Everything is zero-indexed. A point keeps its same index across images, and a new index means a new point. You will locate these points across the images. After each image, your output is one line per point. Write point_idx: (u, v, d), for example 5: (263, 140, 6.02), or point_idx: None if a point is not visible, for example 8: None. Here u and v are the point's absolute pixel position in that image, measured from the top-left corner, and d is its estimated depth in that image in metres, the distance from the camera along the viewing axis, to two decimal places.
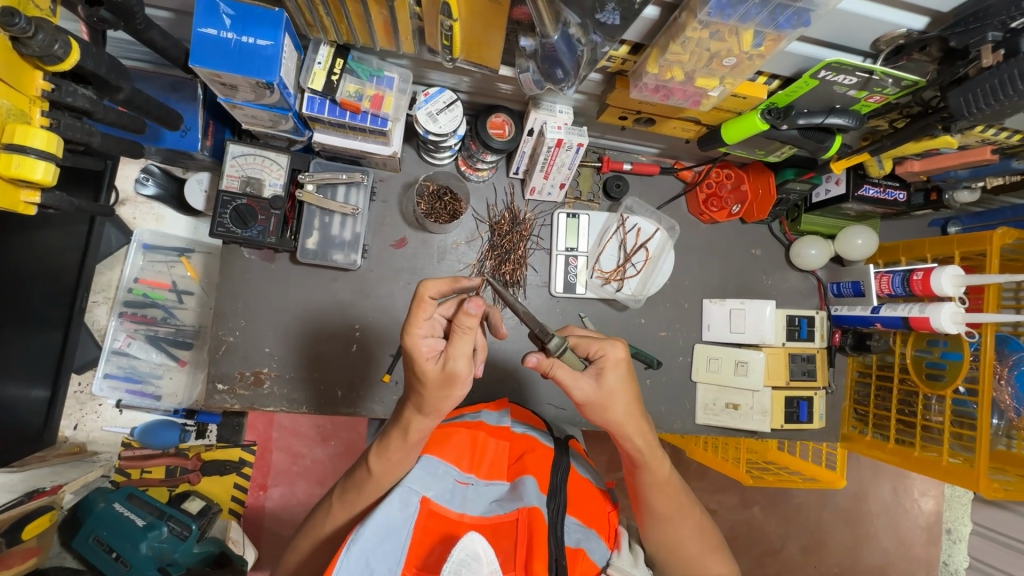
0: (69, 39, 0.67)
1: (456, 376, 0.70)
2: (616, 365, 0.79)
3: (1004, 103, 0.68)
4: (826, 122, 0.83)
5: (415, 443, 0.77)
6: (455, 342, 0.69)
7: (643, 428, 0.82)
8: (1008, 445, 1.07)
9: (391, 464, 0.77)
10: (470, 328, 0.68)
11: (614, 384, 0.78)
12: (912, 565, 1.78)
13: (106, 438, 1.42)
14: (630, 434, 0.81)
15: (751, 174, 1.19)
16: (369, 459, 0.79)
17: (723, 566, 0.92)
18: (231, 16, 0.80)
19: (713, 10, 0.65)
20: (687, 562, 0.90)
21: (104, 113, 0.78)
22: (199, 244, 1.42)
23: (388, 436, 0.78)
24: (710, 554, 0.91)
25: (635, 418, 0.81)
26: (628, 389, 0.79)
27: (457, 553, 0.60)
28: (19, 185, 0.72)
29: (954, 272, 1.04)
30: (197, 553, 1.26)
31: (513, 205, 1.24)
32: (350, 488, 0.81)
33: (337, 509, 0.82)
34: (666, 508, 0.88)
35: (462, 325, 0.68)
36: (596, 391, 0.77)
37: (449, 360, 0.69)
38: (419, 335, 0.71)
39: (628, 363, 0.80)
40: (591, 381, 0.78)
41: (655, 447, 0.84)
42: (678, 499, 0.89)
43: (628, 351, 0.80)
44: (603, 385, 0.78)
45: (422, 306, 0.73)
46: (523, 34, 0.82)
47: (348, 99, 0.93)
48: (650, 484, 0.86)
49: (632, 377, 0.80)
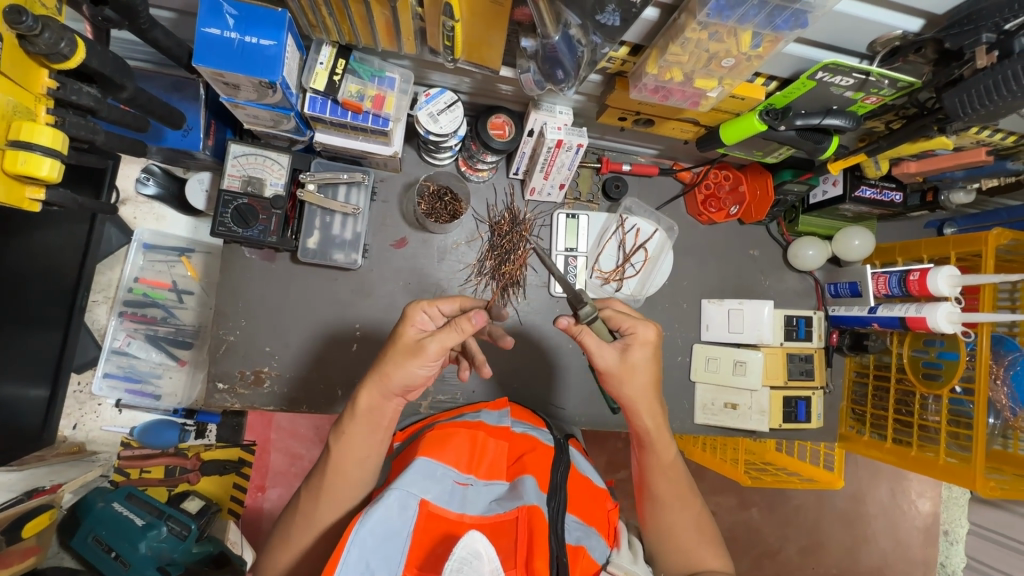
0: (76, 38, 0.68)
1: (422, 353, 0.74)
2: (642, 345, 0.82)
3: (998, 103, 0.70)
4: (822, 123, 0.85)
5: (370, 416, 0.78)
6: (445, 330, 0.75)
7: (656, 410, 0.86)
8: (1005, 445, 1.09)
9: (349, 441, 0.79)
10: (464, 329, 0.74)
11: (637, 360, 0.81)
12: (910, 567, 1.78)
13: (105, 438, 1.42)
14: (642, 414, 0.85)
15: (749, 175, 1.21)
16: (329, 445, 0.80)
17: (719, 561, 0.89)
18: (234, 16, 0.80)
19: (712, 12, 0.66)
20: (683, 554, 0.89)
21: (108, 112, 0.78)
22: (200, 243, 1.43)
23: (344, 419, 0.79)
24: (706, 545, 0.89)
25: (649, 400, 0.84)
26: (648, 369, 0.83)
27: (458, 552, 0.59)
28: (24, 182, 0.72)
29: (950, 272, 1.05)
30: (195, 553, 1.26)
31: (513, 206, 1.25)
32: (315, 476, 0.81)
33: (307, 501, 0.81)
34: (667, 492, 0.90)
35: (459, 322, 0.75)
36: (617, 363, 0.81)
37: (429, 340, 0.75)
38: (424, 307, 0.80)
39: (656, 346, 0.83)
40: (615, 353, 0.82)
41: (663, 429, 0.88)
42: (679, 486, 0.91)
43: (657, 336, 0.83)
44: (627, 359, 0.81)
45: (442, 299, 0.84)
46: (523, 34, 0.83)
47: (350, 99, 0.93)
48: (653, 466, 0.90)
49: (656, 359, 0.84)
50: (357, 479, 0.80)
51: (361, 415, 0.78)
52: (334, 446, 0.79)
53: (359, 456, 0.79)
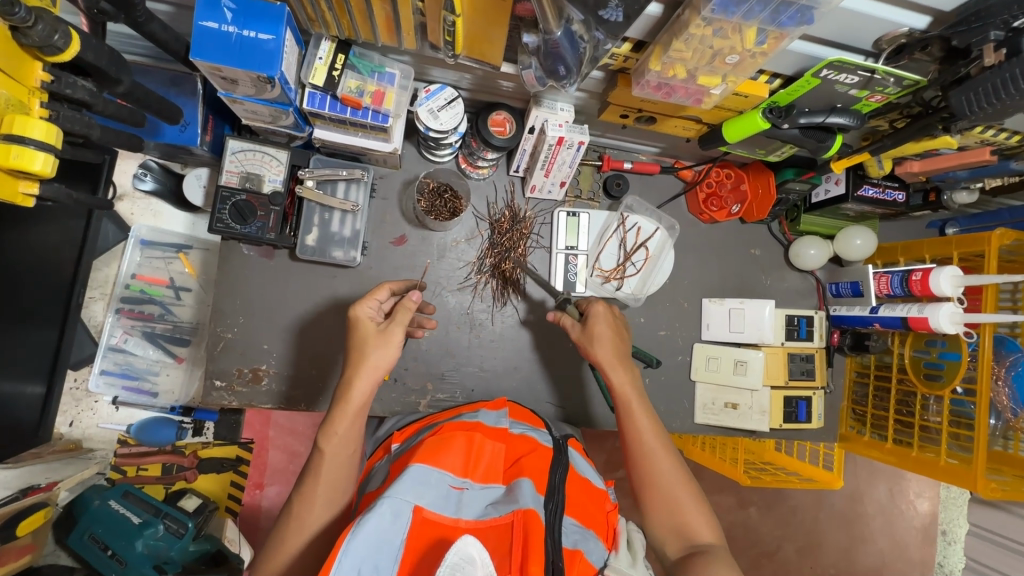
0: (70, 30, 0.67)
1: (389, 337, 0.84)
2: (593, 314, 1.00)
3: (1005, 102, 0.69)
4: (827, 121, 0.84)
5: (360, 410, 0.82)
6: (397, 315, 0.86)
7: (620, 364, 0.95)
8: (1005, 445, 1.08)
9: (341, 436, 0.81)
10: (411, 308, 0.87)
11: (593, 327, 0.99)
12: (907, 567, 1.78)
13: (101, 436, 1.41)
14: (608, 370, 0.95)
15: (751, 174, 1.20)
16: (317, 444, 0.81)
17: (707, 529, 0.84)
18: (233, 10, 0.80)
19: (716, 7, 0.65)
20: (671, 516, 0.86)
21: (103, 106, 0.77)
22: (197, 240, 1.41)
23: (333, 415, 0.81)
24: (691, 508, 0.86)
25: (612, 354, 0.96)
26: (605, 333, 0.98)
27: (451, 557, 0.58)
28: (18, 176, 0.71)
29: (952, 272, 1.04)
30: (192, 551, 1.27)
31: (512, 204, 1.24)
32: (306, 482, 0.81)
33: (300, 505, 0.80)
34: (645, 451, 0.90)
35: (406, 305, 0.86)
36: (581, 334, 1.00)
37: (391, 323, 0.85)
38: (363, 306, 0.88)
39: (607, 313, 1.00)
40: (578, 328, 1.01)
41: (630, 383, 0.95)
42: (657, 444, 0.91)
43: (608, 307, 1.01)
44: (587, 328, 0.99)
45: (373, 292, 0.91)
46: (525, 30, 0.81)
47: (349, 94, 0.92)
48: (627, 421, 0.93)
49: (617, 327, 1.00)
50: (346, 470, 0.82)
51: (350, 412, 0.81)
52: (321, 442, 0.81)
53: (323, 445, 0.80)
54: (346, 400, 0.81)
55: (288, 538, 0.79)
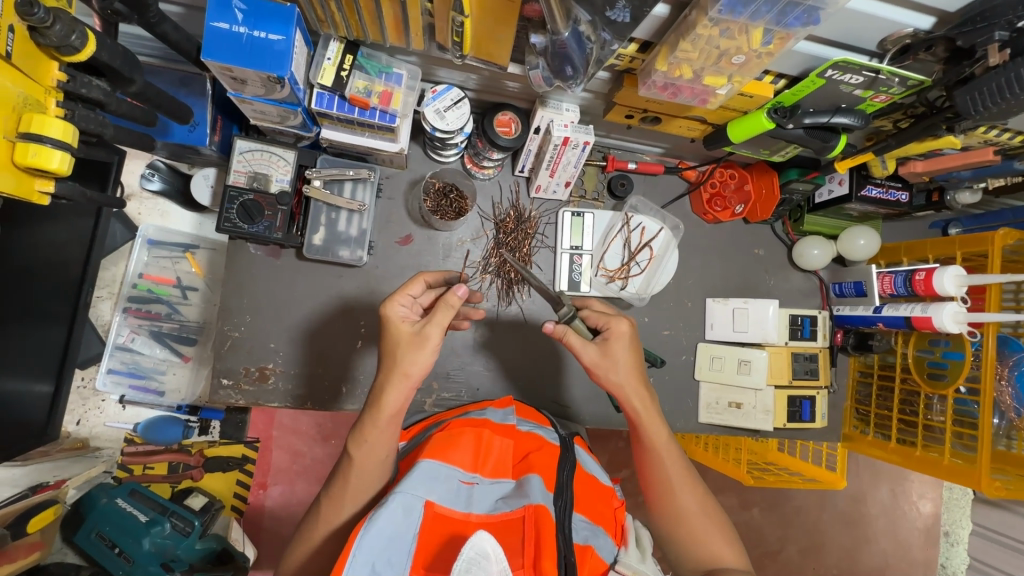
0: (86, 31, 0.68)
1: (426, 339, 0.80)
2: (617, 336, 0.89)
3: (1011, 101, 0.70)
4: (831, 121, 0.85)
5: (394, 418, 0.79)
6: (435, 312, 0.80)
7: (646, 393, 0.90)
8: (1009, 445, 1.08)
9: (371, 444, 0.79)
10: (453, 304, 0.79)
11: (616, 351, 0.89)
12: (910, 567, 1.78)
13: (108, 434, 1.42)
14: (633, 397, 0.90)
15: (755, 174, 1.19)
16: (347, 450, 0.80)
17: (730, 550, 0.87)
18: (244, 11, 0.80)
19: (724, 8, 0.66)
20: (694, 540, 0.87)
21: (116, 105, 0.78)
22: (203, 239, 1.42)
23: (364, 423, 0.79)
24: (713, 530, 0.88)
25: (634, 380, 0.90)
26: (628, 358, 0.90)
27: (466, 552, 0.58)
28: (34, 174, 0.72)
29: (955, 272, 1.05)
30: (199, 550, 1.27)
31: (517, 204, 1.25)
32: (335, 484, 0.81)
33: (328, 505, 0.80)
34: (667, 475, 0.90)
35: (446, 301, 0.80)
36: (599, 357, 0.89)
37: (427, 324, 0.80)
38: (397, 303, 0.84)
39: (630, 336, 0.91)
40: (596, 350, 0.89)
41: (653, 409, 0.91)
42: (680, 469, 0.91)
43: (631, 328, 0.91)
44: (608, 351, 0.89)
45: (405, 287, 0.88)
46: (533, 31, 0.82)
47: (357, 95, 0.93)
48: (650, 447, 0.91)
49: (636, 349, 0.91)
50: (374, 478, 0.81)
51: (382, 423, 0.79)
52: (352, 449, 0.79)
53: (353, 451, 0.79)
54: (378, 406, 0.79)
55: (313, 533, 0.80)
